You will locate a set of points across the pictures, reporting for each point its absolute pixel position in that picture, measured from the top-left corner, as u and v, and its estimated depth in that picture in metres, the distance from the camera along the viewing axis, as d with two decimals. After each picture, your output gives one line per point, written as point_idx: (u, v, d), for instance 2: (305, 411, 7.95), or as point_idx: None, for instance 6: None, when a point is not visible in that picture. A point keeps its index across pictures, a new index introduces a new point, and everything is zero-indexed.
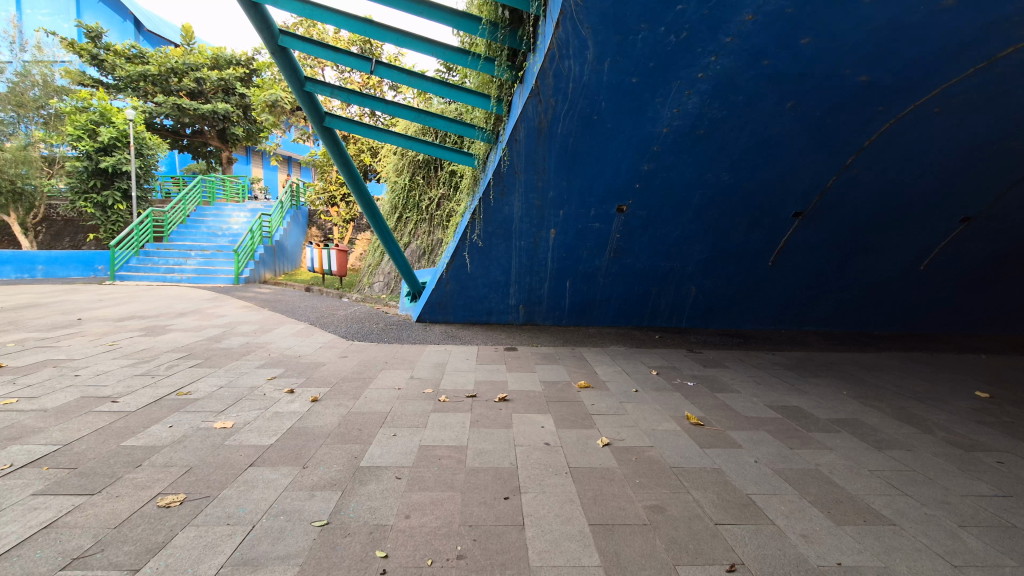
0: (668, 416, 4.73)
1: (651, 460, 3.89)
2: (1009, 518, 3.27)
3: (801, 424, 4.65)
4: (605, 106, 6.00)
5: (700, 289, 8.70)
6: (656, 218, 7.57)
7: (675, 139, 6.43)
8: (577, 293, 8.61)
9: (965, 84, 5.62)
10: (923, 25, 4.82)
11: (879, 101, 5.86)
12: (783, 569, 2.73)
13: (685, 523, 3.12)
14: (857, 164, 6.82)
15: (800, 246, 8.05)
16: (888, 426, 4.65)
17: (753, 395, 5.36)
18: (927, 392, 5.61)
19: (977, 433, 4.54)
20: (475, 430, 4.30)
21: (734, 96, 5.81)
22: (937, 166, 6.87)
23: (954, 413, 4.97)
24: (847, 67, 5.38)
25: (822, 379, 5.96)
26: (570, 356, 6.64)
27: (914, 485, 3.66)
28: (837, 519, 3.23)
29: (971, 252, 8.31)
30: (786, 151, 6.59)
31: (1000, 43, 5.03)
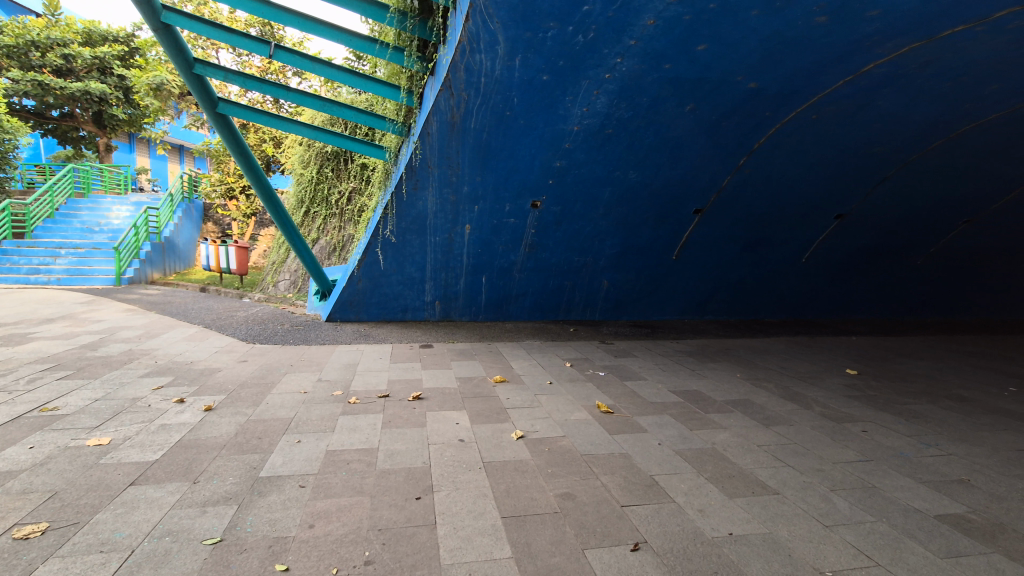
0: (580, 406, 4.88)
1: (563, 450, 3.98)
2: (870, 479, 3.71)
3: (700, 406, 4.97)
4: (517, 102, 6.06)
5: (611, 283, 9.02)
6: (570, 214, 7.75)
7: (585, 137, 6.62)
8: (493, 288, 8.60)
9: (836, 95, 6.27)
10: (801, 39, 5.33)
11: (765, 107, 6.40)
12: (682, 544, 2.91)
13: (593, 508, 3.22)
14: (748, 164, 7.39)
15: (701, 240, 8.58)
16: (775, 404, 5.09)
17: (659, 381, 5.67)
18: (808, 371, 6.22)
19: (847, 406, 5.09)
20: (388, 431, 4.18)
21: (639, 98, 6.09)
22: (814, 168, 7.63)
23: (829, 390, 5.56)
24: (739, 74, 5.81)
25: (719, 364, 6.42)
26: (486, 351, 6.65)
27: (795, 456, 4.04)
28: (730, 492, 3.49)
29: (844, 245, 9.31)
30: (686, 151, 7.01)
31: (863, 59, 5.66)
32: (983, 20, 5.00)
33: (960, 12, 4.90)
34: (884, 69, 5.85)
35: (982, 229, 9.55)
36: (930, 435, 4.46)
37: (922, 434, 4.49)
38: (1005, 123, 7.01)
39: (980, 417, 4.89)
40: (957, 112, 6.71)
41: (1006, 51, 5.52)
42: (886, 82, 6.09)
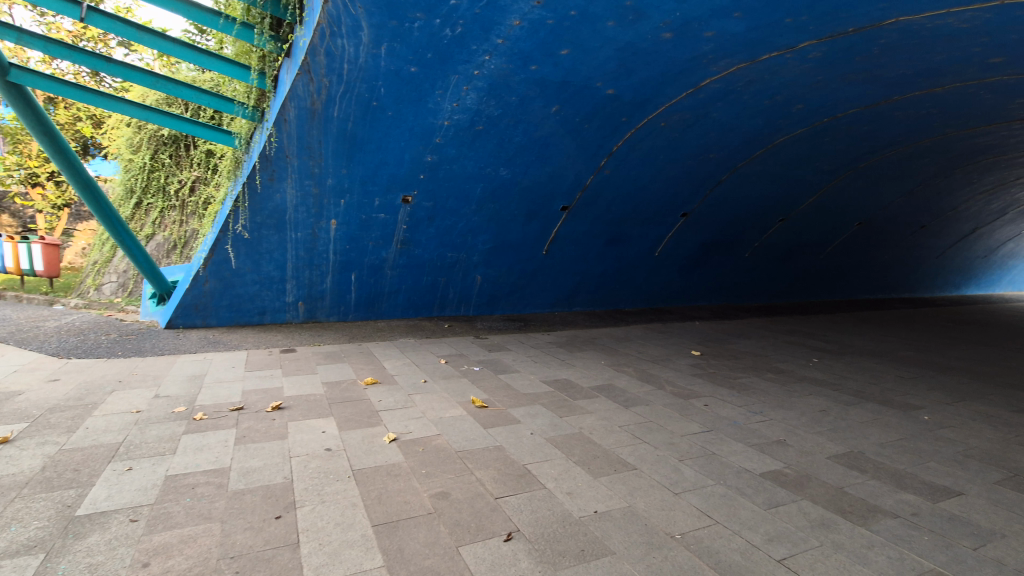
0: (454, 402, 4.86)
1: (438, 449, 3.94)
2: (710, 447, 4.20)
3: (568, 394, 5.24)
4: (384, 92, 5.86)
5: (485, 278, 8.90)
6: (442, 210, 7.64)
7: (456, 132, 6.62)
8: (364, 287, 8.04)
9: (680, 105, 6.99)
10: (650, 52, 5.84)
11: (621, 112, 6.93)
12: (552, 528, 3.04)
13: (467, 504, 3.23)
14: (608, 165, 7.92)
15: (568, 236, 8.95)
16: (634, 386, 5.55)
17: (531, 372, 5.87)
18: (661, 355, 6.86)
19: (692, 384, 5.72)
20: (242, 447, 3.78)
21: (507, 96, 6.25)
22: (664, 171, 8.43)
23: (678, 370, 6.20)
24: (597, 80, 6.23)
25: (586, 353, 6.82)
26: (356, 352, 6.34)
27: (651, 432, 4.43)
28: (595, 472, 3.72)
29: (690, 240, 10.34)
30: (553, 150, 7.34)
31: (701, 74, 6.37)
32: (790, 49, 5.88)
33: (773, 42, 5.72)
34: (718, 84, 6.64)
35: (794, 226, 11.25)
36: (756, 404, 5.17)
37: (750, 403, 5.19)
38: (807, 138, 8.36)
39: (792, 386, 5.79)
40: (772, 126, 7.85)
41: (807, 77, 6.57)
42: (719, 97, 6.93)
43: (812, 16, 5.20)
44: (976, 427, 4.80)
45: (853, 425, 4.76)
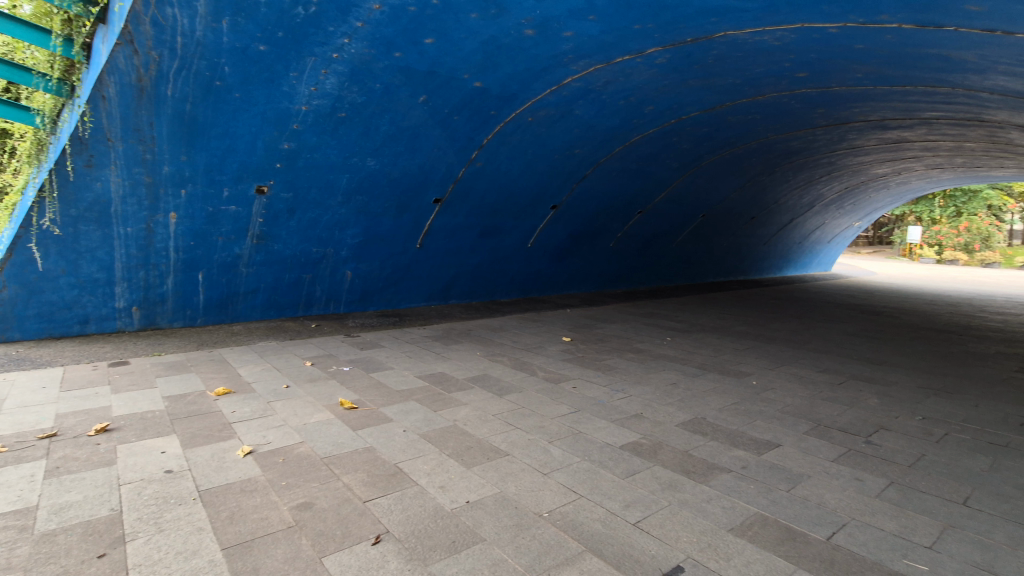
0: (320, 406, 4.60)
1: (301, 457, 3.69)
2: (577, 426, 4.46)
3: (443, 387, 5.22)
4: (229, 72, 5.39)
5: (355, 274, 8.42)
6: (304, 202, 7.16)
7: (316, 118, 6.29)
8: (215, 287, 7.19)
9: (544, 101, 7.30)
10: (513, 47, 5.98)
11: (489, 106, 7.07)
12: (423, 525, 3.00)
13: (332, 511, 3.07)
14: (479, 158, 8.02)
15: (442, 229, 8.84)
16: (507, 375, 5.69)
17: (405, 368, 5.75)
18: (534, 342, 7.12)
19: (563, 368, 6.02)
20: (54, 481, 3.21)
21: (370, 82, 6.08)
22: (533, 165, 8.72)
23: (550, 356, 6.48)
24: (464, 72, 6.30)
25: (462, 345, 6.84)
26: (207, 360, 5.70)
27: (522, 418, 4.58)
28: (468, 463, 3.76)
29: (561, 233, 10.73)
30: (422, 141, 7.27)
31: (563, 73, 6.66)
32: (640, 54, 6.35)
33: (625, 46, 6.13)
34: (578, 83, 7.02)
35: (652, 218, 12.24)
36: (618, 382, 5.59)
37: (613, 382, 5.60)
38: (658, 137, 9.17)
39: (649, 363, 6.35)
40: (628, 125, 8.49)
41: (656, 81, 7.17)
42: (580, 95, 7.32)
43: (656, 25, 5.64)
44: (791, 387, 5.65)
45: (697, 394, 5.35)
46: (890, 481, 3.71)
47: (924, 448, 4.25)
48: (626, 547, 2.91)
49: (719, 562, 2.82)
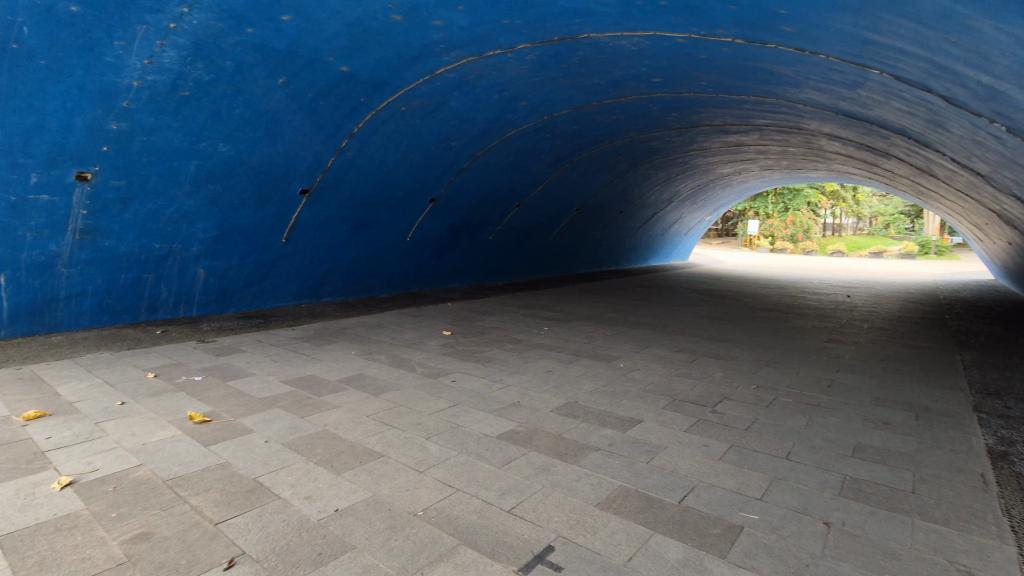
0: (165, 422, 4.07)
1: (138, 482, 3.23)
2: (455, 420, 4.44)
3: (312, 391, 4.90)
4: (30, 34, 4.56)
5: (210, 272, 7.60)
6: (140, 191, 6.31)
7: (152, 96, 5.58)
8: (25, 292, 6.03)
9: (417, 91, 7.15)
10: (381, 32, 5.75)
11: (359, 92, 6.79)
12: (285, 540, 2.78)
13: (176, 540, 2.72)
14: (350, 147, 7.68)
15: (311, 222, 8.31)
16: (384, 373, 5.51)
17: (269, 373, 5.31)
18: (413, 338, 6.97)
19: (442, 362, 5.98)
20: None
21: (219, 60, 5.53)
22: (409, 156, 8.53)
23: (429, 351, 6.39)
24: (329, 55, 5.96)
25: (335, 345, 6.49)
26: (14, 380, 4.76)
27: (399, 416, 4.45)
28: (338, 469, 3.56)
29: (440, 225, 10.62)
30: (283, 126, 6.80)
31: (435, 63, 6.55)
32: (510, 49, 6.44)
33: (495, 40, 6.18)
34: (452, 75, 6.95)
35: (530, 212, 12.59)
36: (496, 373, 5.68)
37: (491, 373, 5.68)
38: (532, 133, 9.44)
39: (527, 353, 6.53)
40: (503, 120, 8.62)
41: (527, 77, 7.34)
42: (454, 87, 7.28)
43: (524, 21, 5.74)
44: (652, 367, 6.17)
45: (570, 379, 5.62)
46: (731, 444, 4.20)
47: (757, 413, 4.88)
48: (500, 535, 2.95)
49: (586, 536, 2.98)
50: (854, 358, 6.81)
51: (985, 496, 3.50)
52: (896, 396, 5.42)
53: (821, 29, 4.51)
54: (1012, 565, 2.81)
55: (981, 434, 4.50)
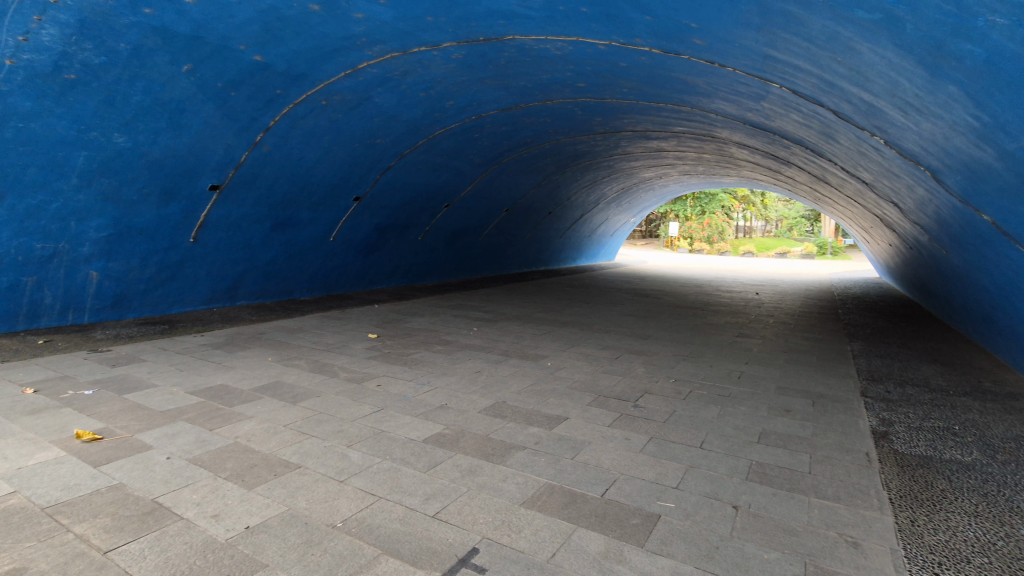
0: (46, 443, 3.64)
1: (10, 513, 2.87)
2: (378, 426, 4.31)
3: (222, 402, 4.58)
4: None
5: (105, 275, 6.93)
6: (16, 183, 5.67)
7: (28, 77, 5.03)
8: None
9: (338, 85, 6.89)
10: (297, 22, 5.48)
11: (275, 84, 6.45)
12: (187, 565, 2.57)
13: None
14: (265, 141, 7.29)
15: (222, 221, 7.80)
16: (304, 380, 5.25)
17: (173, 384, 4.90)
18: (336, 342, 6.71)
19: (366, 366, 5.79)
20: None
21: (111, 41, 5.08)
22: (330, 152, 8.22)
23: (353, 355, 6.18)
24: (241, 43, 5.62)
25: (250, 351, 6.11)
26: None
27: (318, 425, 4.26)
28: (250, 483, 3.35)
29: (366, 225, 10.29)
30: (189, 117, 6.34)
31: (357, 56, 6.34)
32: (436, 47, 6.36)
33: (420, 36, 6.07)
34: (375, 70, 6.76)
35: (459, 212, 12.50)
36: (423, 376, 5.58)
37: (418, 376, 5.57)
38: (460, 132, 9.39)
39: (455, 354, 6.48)
40: (430, 118, 8.50)
41: (453, 76, 7.28)
42: (378, 83, 7.08)
43: (449, 19, 5.68)
44: (578, 365, 6.31)
45: (498, 379, 5.63)
46: (650, 436, 4.38)
47: (675, 405, 5.13)
48: (424, 541, 2.90)
49: (511, 536, 2.99)
50: (760, 350, 7.33)
51: (869, 472, 3.88)
52: (796, 385, 5.88)
53: (727, 43, 4.81)
54: (890, 533, 3.12)
55: (866, 416, 4.99)
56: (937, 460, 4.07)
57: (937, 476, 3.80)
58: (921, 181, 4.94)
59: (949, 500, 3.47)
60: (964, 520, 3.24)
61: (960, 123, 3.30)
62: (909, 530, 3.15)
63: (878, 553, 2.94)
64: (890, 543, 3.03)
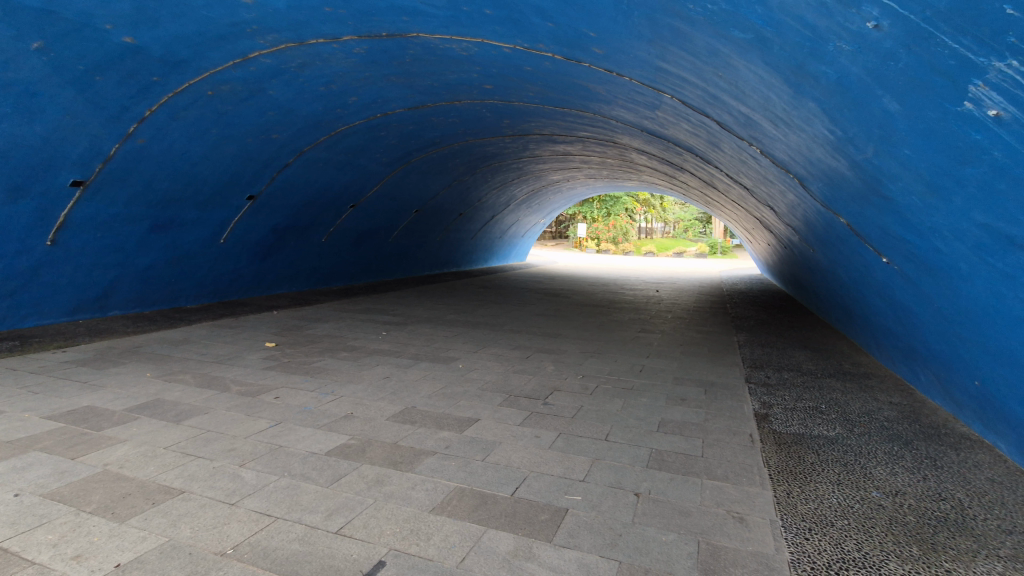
0: None
1: None
2: (276, 441, 4.03)
3: (88, 426, 4.05)
4: None
5: None
6: None
7: None
8: None
9: (226, 75, 6.38)
10: (175, 4, 5.00)
11: (150, 70, 5.84)
12: None
13: None
14: (140, 133, 6.58)
15: (88, 221, 6.94)
16: (189, 396, 4.78)
17: (26, 410, 4.26)
18: (228, 353, 6.20)
19: (263, 378, 5.40)
20: None
21: None
22: (219, 146, 7.59)
23: (248, 366, 5.73)
24: (105, 21, 5.02)
25: (124, 368, 5.46)
26: None
27: (206, 444, 3.90)
28: (122, 515, 2.99)
29: (262, 226, 9.61)
30: (42, 102, 5.58)
31: (247, 45, 5.90)
32: (335, 40, 6.08)
33: (317, 27, 5.77)
34: (268, 60, 6.33)
35: (365, 212, 12.05)
36: (327, 385, 5.31)
37: (321, 385, 5.28)
38: (365, 130, 9.07)
39: (362, 360, 6.23)
40: (332, 114, 8.12)
41: (356, 72, 7.00)
42: (272, 74, 6.64)
43: (349, 12, 5.46)
44: (489, 365, 6.33)
45: (407, 384, 5.49)
46: (559, 432, 4.49)
47: (582, 401, 5.31)
48: (326, 559, 2.74)
49: (420, 544, 2.91)
50: (660, 344, 7.79)
51: (752, 451, 4.26)
52: (691, 375, 6.32)
53: (622, 53, 5.05)
54: (769, 505, 3.45)
55: (750, 400, 5.47)
56: (807, 436, 4.56)
57: (808, 451, 4.26)
58: (791, 187, 5.50)
59: (817, 472, 3.90)
60: (830, 489, 3.66)
61: (820, 136, 3.71)
62: (785, 501, 3.49)
63: (760, 524, 3.23)
64: (770, 515, 3.34)
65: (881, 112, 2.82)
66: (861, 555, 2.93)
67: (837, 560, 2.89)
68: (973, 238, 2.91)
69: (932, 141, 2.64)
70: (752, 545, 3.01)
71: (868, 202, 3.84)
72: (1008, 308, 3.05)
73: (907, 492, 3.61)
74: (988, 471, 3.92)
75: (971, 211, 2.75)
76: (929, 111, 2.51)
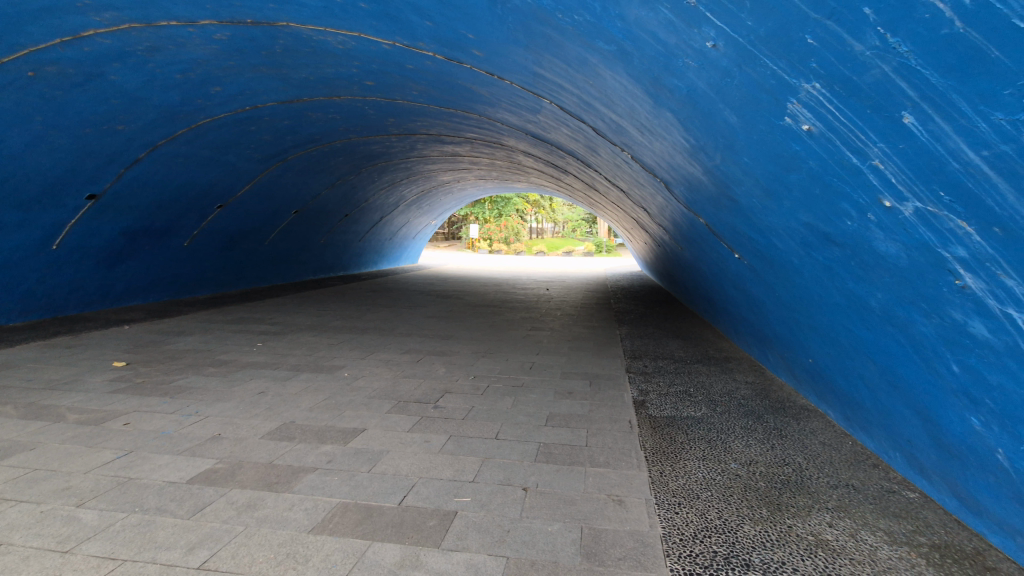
0: None
1: None
2: (125, 473, 3.55)
3: None
4: None
5: None
6: None
7: None
8: None
9: (52, 54, 5.51)
10: None
11: None
12: None
13: None
14: None
15: None
16: (10, 431, 4.05)
17: None
18: (63, 377, 5.34)
19: (110, 403, 4.72)
20: None
21: None
22: (45, 136, 6.55)
23: (90, 391, 4.98)
24: None
25: None
26: None
27: (33, 485, 3.33)
28: None
29: (107, 230, 8.43)
30: None
31: (78, 22, 5.14)
32: (191, 23, 5.50)
33: (168, 8, 5.17)
34: (107, 41, 5.56)
35: (236, 213, 11.04)
36: (190, 405, 4.77)
37: (183, 406, 4.75)
38: (232, 123, 8.32)
39: (232, 375, 5.70)
40: (191, 105, 7.34)
41: (219, 60, 6.39)
42: (113, 57, 5.85)
43: None
44: (378, 372, 6.12)
45: (286, 398, 5.12)
46: (449, 435, 4.46)
47: (473, 401, 5.32)
48: None
49: (297, 569, 2.72)
50: (548, 341, 8.06)
51: (631, 436, 4.56)
52: (577, 369, 6.60)
53: (501, 56, 5.13)
54: (645, 485, 3.71)
55: (629, 389, 5.84)
56: (678, 418, 4.97)
57: (679, 432, 4.64)
58: (659, 190, 5.96)
59: (686, 450, 4.27)
60: (697, 464, 4.02)
61: (678, 143, 4.05)
62: (659, 480, 3.78)
63: (637, 504, 3.46)
64: (646, 494, 3.59)
65: (724, 123, 3.15)
66: (721, 522, 3.25)
67: (701, 529, 3.18)
68: (800, 235, 3.35)
69: (764, 151, 3.00)
70: (630, 525, 3.22)
71: (720, 204, 4.27)
72: (829, 295, 3.55)
73: (759, 461, 4.08)
74: (821, 435, 4.55)
75: (797, 212, 3.17)
76: (760, 123, 2.85)
